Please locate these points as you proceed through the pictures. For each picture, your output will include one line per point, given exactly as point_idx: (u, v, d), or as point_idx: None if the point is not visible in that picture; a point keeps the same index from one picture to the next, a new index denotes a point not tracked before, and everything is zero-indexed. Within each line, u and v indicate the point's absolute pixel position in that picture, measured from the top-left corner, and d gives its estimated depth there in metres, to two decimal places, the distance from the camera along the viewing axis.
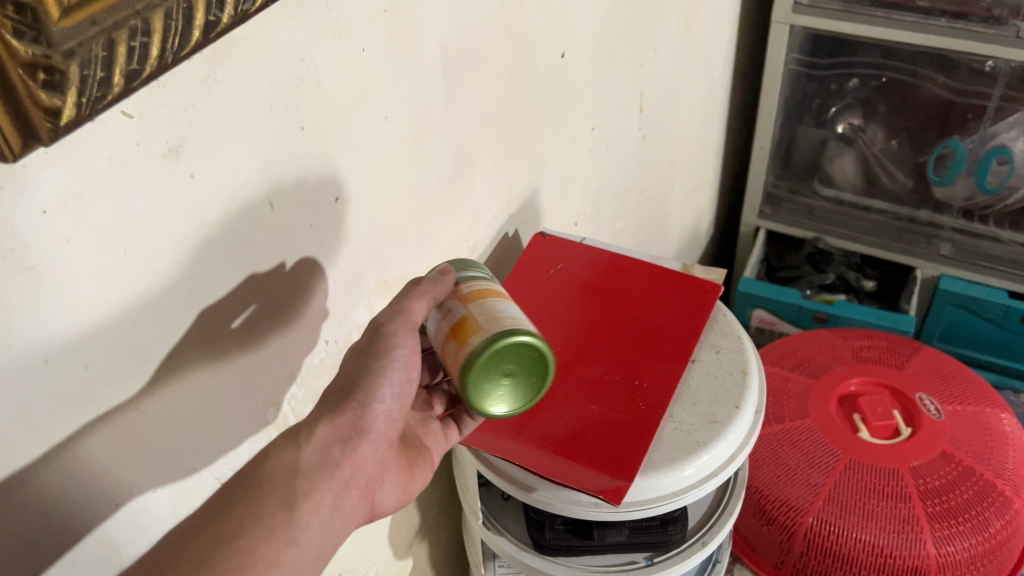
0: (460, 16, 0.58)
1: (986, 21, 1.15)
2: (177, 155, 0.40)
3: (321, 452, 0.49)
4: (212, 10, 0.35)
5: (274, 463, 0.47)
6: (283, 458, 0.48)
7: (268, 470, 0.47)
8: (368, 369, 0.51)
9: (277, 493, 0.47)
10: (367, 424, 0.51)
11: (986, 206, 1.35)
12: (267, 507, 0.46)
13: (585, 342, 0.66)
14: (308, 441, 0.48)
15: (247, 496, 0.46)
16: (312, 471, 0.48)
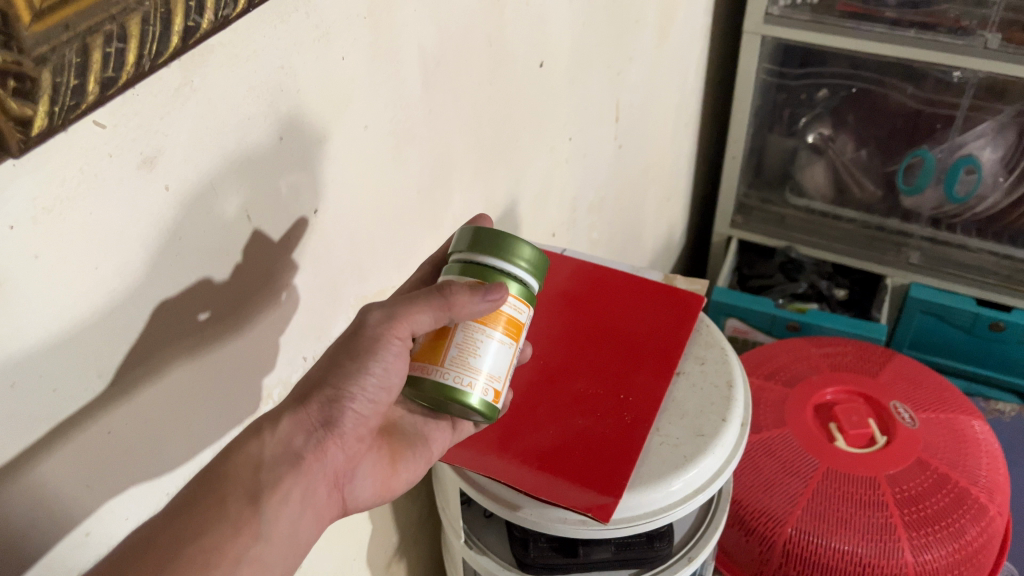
0: (440, 23, 0.57)
1: (954, 32, 1.16)
2: (152, 166, 0.38)
3: (286, 443, 0.47)
4: (192, 15, 0.34)
5: (239, 457, 0.46)
6: (247, 450, 0.46)
7: (231, 464, 0.45)
8: (343, 367, 0.49)
9: (240, 488, 0.45)
10: (336, 415, 0.49)
11: (954, 214, 1.37)
12: (230, 502, 0.44)
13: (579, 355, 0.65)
14: (272, 431, 0.47)
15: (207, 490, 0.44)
16: (277, 464, 0.47)
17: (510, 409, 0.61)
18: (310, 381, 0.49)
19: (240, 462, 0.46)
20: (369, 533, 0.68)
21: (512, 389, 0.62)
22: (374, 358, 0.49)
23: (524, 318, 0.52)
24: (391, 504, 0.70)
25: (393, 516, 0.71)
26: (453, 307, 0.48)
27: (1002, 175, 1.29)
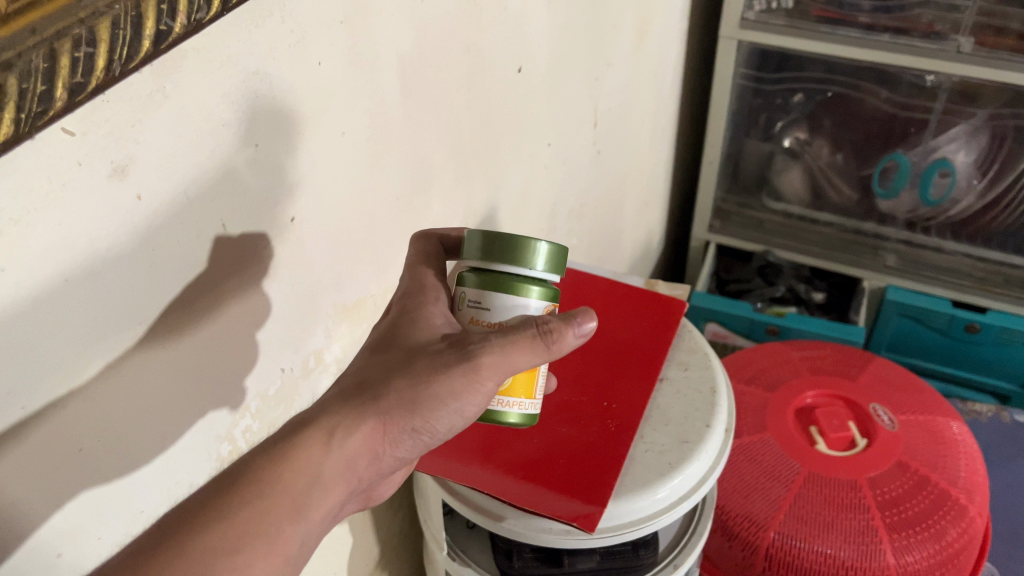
0: (418, 29, 0.56)
1: (928, 37, 1.17)
2: (123, 174, 0.37)
3: (348, 458, 0.45)
4: (163, 19, 0.33)
5: (301, 463, 0.44)
6: (311, 457, 0.44)
7: (289, 471, 0.44)
8: (439, 403, 0.46)
9: (287, 501, 0.43)
10: (404, 439, 0.47)
11: (929, 216, 1.38)
12: (275, 517, 0.43)
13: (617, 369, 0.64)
14: (344, 444, 0.45)
15: (260, 499, 0.43)
16: (330, 479, 0.45)
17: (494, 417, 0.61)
18: (400, 399, 0.46)
19: (298, 477, 0.44)
20: (349, 547, 0.66)
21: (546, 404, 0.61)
22: (465, 399, 0.46)
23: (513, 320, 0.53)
24: (372, 517, 0.69)
25: (374, 529, 0.70)
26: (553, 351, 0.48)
27: (976, 178, 1.30)
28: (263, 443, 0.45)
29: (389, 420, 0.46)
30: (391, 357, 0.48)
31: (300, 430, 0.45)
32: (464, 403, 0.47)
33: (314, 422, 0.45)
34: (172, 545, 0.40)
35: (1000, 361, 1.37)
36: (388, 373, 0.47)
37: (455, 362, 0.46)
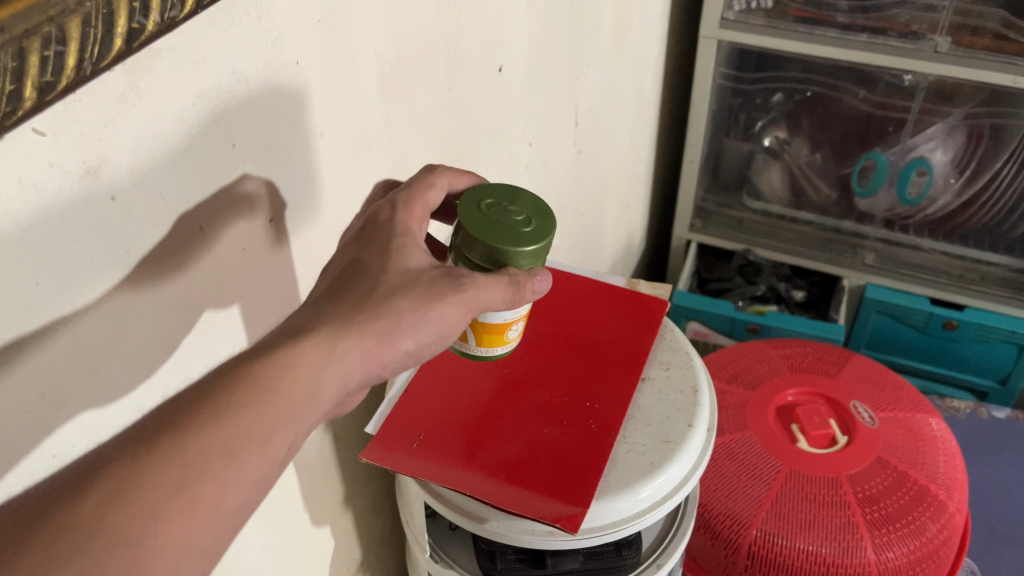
0: (397, 29, 0.56)
1: (905, 36, 1.18)
2: (96, 175, 0.37)
3: (342, 377, 0.43)
4: (136, 17, 0.32)
5: (302, 373, 0.41)
6: (311, 370, 0.41)
7: (290, 379, 0.40)
8: (421, 324, 0.46)
9: (281, 406, 0.40)
10: (393, 356, 0.45)
11: (907, 215, 1.39)
12: (269, 422, 0.39)
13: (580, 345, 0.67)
14: (342, 359, 0.43)
15: (260, 405, 0.39)
16: (322, 392, 0.42)
17: (475, 417, 0.61)
18: (389, 317, 0.45)
19: (297, 386, 0.41)
20: (331, 550, 0.66)
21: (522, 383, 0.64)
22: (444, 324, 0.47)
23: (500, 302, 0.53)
24: (354, 520, 0.68)
25: (355, 532, 0.69)
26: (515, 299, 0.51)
27: (953, 176, 1.31)
28: (258, 344, 0.42)
29: (383, 335, 0.44)
30: (378, 280, 0.46)
31: (299, 337, 0.42)
32: (443, 323, 0.46)
33: (311, 331, 0.43)
34: (172, 439, 0.37)
35: (976, 356, 1.39)
36: (375, 290, 0.46)
37: (448, 292, 0.47)
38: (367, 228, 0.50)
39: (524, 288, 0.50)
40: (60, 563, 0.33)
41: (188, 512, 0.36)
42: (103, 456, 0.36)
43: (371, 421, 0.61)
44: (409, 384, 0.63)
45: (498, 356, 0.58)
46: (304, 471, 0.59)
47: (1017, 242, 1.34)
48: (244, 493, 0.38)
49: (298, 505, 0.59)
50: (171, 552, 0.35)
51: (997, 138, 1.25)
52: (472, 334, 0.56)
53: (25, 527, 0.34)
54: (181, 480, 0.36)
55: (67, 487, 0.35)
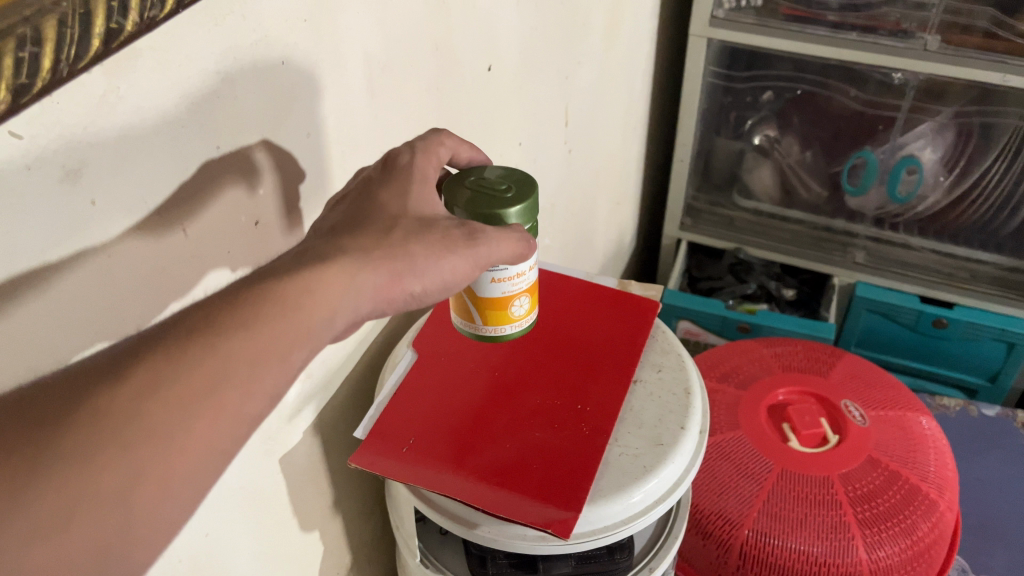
0: (385, 29, 0.55)
1: (894, 34, 1.18)
2: (76, 179, 0.36)
3: (356, 300, 0.40)
4: (114, 17, 0.32)
5: (319, 294, 0.38)
6: (328, 289, 0.39)
7: (307, 298, 0.38)
8: (434, 261, 0.44)
9: (299, 323, 0.37)
10: (403, 297, 0.43)
11: (897, 213, 1.39)
12: (287, 338, 0.36)
13: (587, 324, 0.68)
14: (361, 290, 0.41)
15: (288, 317, 0.37)
16: (338, 310, 0.39)
17: (466, 421, 0.60)
18: (405, 253, 0.43)
19: (323, 305, 0.38)
20: (320, 555, 0.65)
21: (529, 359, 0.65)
22: (456, 267, 0.45)
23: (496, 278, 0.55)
24: (343, 524, 0.68)
25: (345, 537, 0.69)
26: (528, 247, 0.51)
27: (942, 174, 1.31)
28: (282, 260, 0.40)
29: (398, 273, 0.42)
30: (396, 222, 0.45)
31: (324, 260, 0.40)
32: (456, 268, 0.45)
33: (333, 256, 0.41)
34: (203, 341, 0.34)
35: (965, 354, 1.39)
36: (391, 231, 0.44)
37: (461, 244, 0.46)
38: (387, 169, 0.51)
39: (530, 245, 0.51)
40: (86, 457, 0.31)
41: (212, 418, 0.34)
42: (131, 351, 0.34)
43: (361, 425, 0.61)
44: (399, 387, 0.63)
45: (506, 336, 0.59)
46: (292, 475, 0.58)
47: (1006, 240, 1.34)
48: (265, 404, 0.36)
49: (286, 510, 0.58)
50: (193, 456, 0.33)
51: (986, 136, 1.25)
52: (477, 313, 0.58)
53: (46, 418, 0.32)
54: (205, 385, 0.34)
55: (96, 377, 0.33)
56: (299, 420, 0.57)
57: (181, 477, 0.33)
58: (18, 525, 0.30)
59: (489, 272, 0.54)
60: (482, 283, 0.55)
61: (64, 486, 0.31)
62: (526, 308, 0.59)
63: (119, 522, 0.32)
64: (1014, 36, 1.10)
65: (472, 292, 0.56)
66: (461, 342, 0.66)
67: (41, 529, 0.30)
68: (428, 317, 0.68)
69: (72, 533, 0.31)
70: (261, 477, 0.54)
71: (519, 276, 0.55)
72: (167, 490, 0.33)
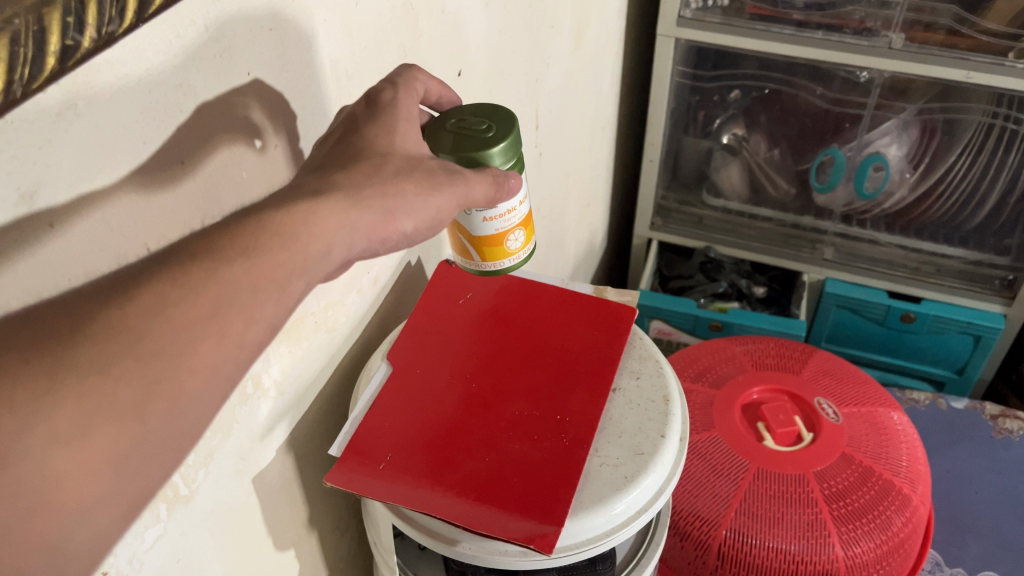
0: (352, 35, 0.54)
1: (859, 33, 1.18)
2: (33, 201, 0.34)
3: (350, 228, 0.40)
4: (70, 33, 0.30)
5: (315, 230, 0.38)
6: (325, 224, 0.39)
7: (305, 233, 0.38)
8: (420, 196, 0.45)
9: (299, 257, 0.37)
10: (394, 237, 0.43)
11: (864, 210, 1.40)
12: (289, 266, 0.37)
13: (565, 306, 0.70)
14: (358, 225, 0.41)
15: (285, 248, 0.37)
16: (336, 241, 0.39)
17: (442, 434, 0.59)
18: (396, 190, 0.44)
19: (318, 239, 0.38)
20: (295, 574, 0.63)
21: (508, 344, 0.66)
22: (440, 201, 0.46)
23: (484, 216, 0.56)
24: (318, 541, 0.66)
25: (320, 553, 0.67)
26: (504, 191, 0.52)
27: (908, 171, 1.32)
28: (275, 195, 0.40)
29: (390, 211, 0.43)
30: (386, 159, 0.46)
31: (317, 197, 0.40)
32: (440, 203, 0.46)
33: (326, 193, 0.41)
34: (206, 266, 0.35)
35: (933, 347, 1.41)
36: (382, 167, 0.45)
37: (445, 183, 0.47)
38: (371, 105, 0.50)
39: (506, 186, 0.52)
40: (103, 365, 0.31)
41: (217, 338, 0.34)
42: (134, 273, 0.34)
43: (335, 442, 0.59)
44: (372, 403, 0.61)
45: (507, 269, 0.61)
46: (265, 494, 0.56)
47: (969, 235, 1.36)
48: (265, 332, 0.36)
49: (259, 531, 0.57)
50: (200, 376, 0.34)
51: (950, 133, 1.26)
52: (474, 250, 0.59)
53: (61, 330, 0.31)
54: (213, 306, 0.34)
55: (103, 294, 0.33)
56: (272, 437, 0.56)
57: (191, 396, 0.34)
58: (38, 427, 0.30)
59: (480, 212, 0.55)
60: (475, 221, 0.56)
61: (81, 396, 0.31)
62: (524, 240, 0.59)
63: (135, 434, 0.32)
64: (977, 33, 1.11)
65: (466, 230, 0.57)
66: (435, 353, 0.65)
67: (63, 435, 0.30)
68: (402, 327, 0.67)
69: (90, 441, 0.31)
70: (234, 497, 0.52)
71: (508, 213, 0.56)
72: (178, 407, 0.33)
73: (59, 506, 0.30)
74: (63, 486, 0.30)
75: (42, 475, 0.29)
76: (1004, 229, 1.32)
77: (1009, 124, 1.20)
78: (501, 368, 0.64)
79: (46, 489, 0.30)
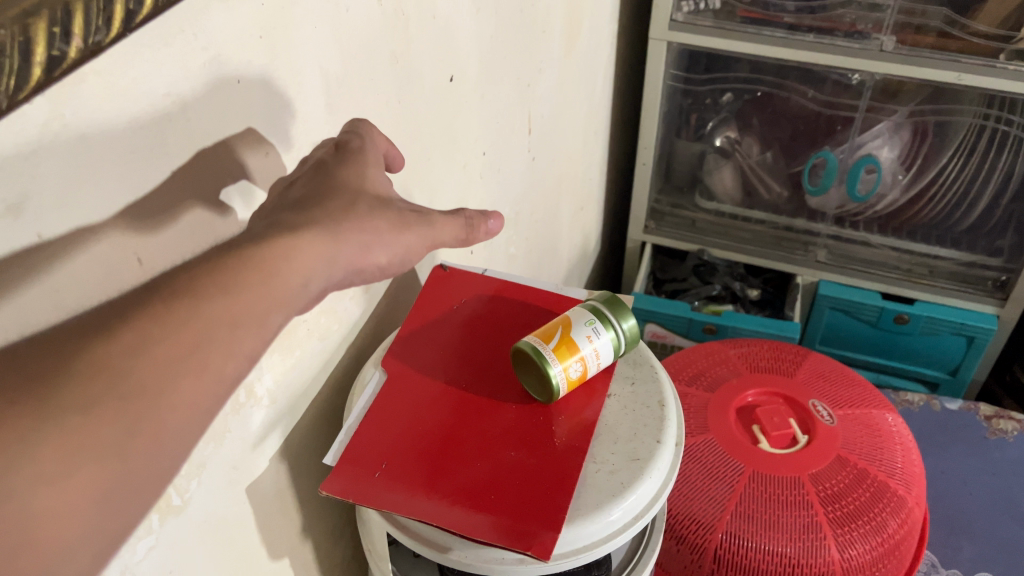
0: (342, 42, 0.53)
1: (850, 36, 1.18)
2: (18, 213, 0.33)
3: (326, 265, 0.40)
4: (56, 43, 0.30)
5: (296, 265, 0.39)
6: (304, 261, 0.39)
7: (285, 268, 0.38)
8: (387, 234, 0.45)
9: (278, 291, 0.37)
10: (367, 268, 0.44)
11: (856, 212, 1.40)
12: (270, 302, 0.37)
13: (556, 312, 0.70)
14: (338, 258, 0.41)
15: (265, 283, 0.37)
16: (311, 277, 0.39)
17: (437, 442, 0.59)
18: (368, 230, 0.44)
19: (299, 272, 0.39)
20: None
21: (501, 351, 0.66)
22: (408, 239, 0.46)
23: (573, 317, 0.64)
24: (313, 549, 0.66)
25: (315, 561, 0.67)
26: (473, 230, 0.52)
27: (900, 173, 1.32)
28: (254, 230, 0.40)
29: (367, 245, 0.43)
30: (358, 196, 0.46)
31: (294, 230, 0.40)
32: (410, 240, 0.46)
33: (303, 227, 0.41)
34: (189, 302, 0.34)
35: (926, 349, 1.41)
36: (357, 203, 0.45)
37: (417, 222, 0.47)
38: (340, 146, 0.50)
39: (478, 227, 0.52)
40: (87, 405, 0.31)
41: (199, 374, 0.34)
42: (113, 311, 0.34)
43: (329, 451, 0.59)
44: (367, 410, 0.61)
45: (552, 384, 0.60)
46: (258, 504, 0.56)
47: (962, 236, 1.37)
48: (243, 366, 0.36)
49: (252, 542, 0.56)
50: (181, 413, 0.34)
51: (942, 134, 1.27)
52: (557, 338, 0.62)
53: (43, 371, 0.31)
54: (195, 341, 0.34)
55: (84, 332, 0.33)
56: (264, 447, 0.55)
57: (171, 432, 0.33)
58: (23, 467, 0.29)
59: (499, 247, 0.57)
60: (588, 321, 0.64)
61: (64, 434, 0.30)
62: (577, 380, 0.62)
63: (117, 471, 0.32)
64: (968, 35, 1.12)
65: (571, 326, 0.63)
66: (429, 360, 0.65)
67: (46, 474, 0.30)
68: (397, 334, 0.67)
69: (72, 480, 0.30)
70: (227, 508, 0.52)
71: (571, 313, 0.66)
72: (158, 443, 0.33)
73: (41, 544, 0.29)
74: (46, 525, 0.29)
75: (27, 514, 0.29)
76: (996, 230, 1.33)
77: (1001, 126, 1.21)
78: (493, 377, 0.64)
79: (28, 527, 0.29)
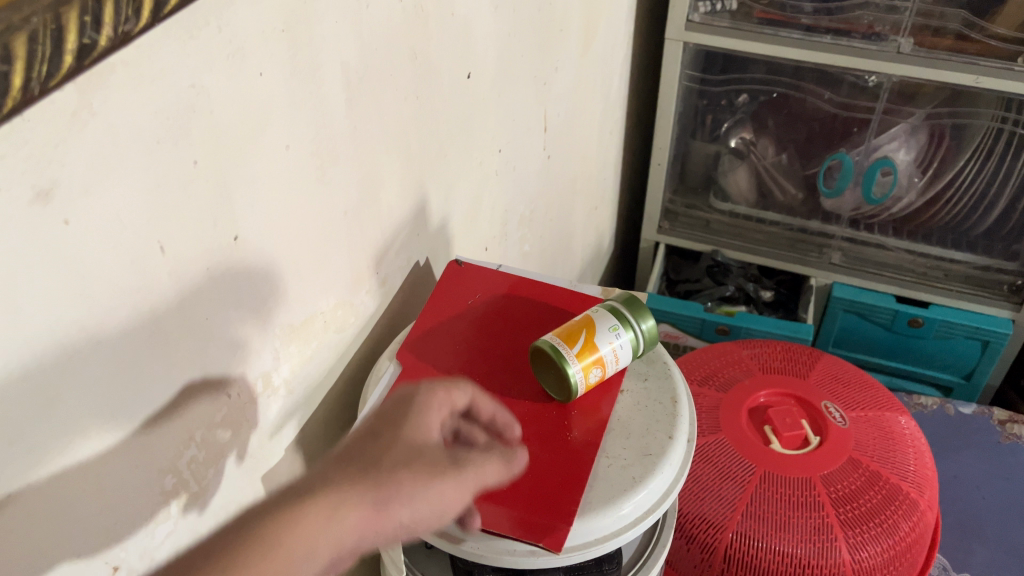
0: (361, 37, 0.54)
1: (868, 38, 1.18)
2: (47, 200, 0.33)
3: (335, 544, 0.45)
4: (88, 32, 0.31)
5: (294, 543, 0.44)
6: (306, 537, 0.44)
7: (281, 549, 0.43)
8: (404, 498, 0.49)
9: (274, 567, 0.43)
10: (391, 526, 0.48)
11: (872, 214, 1.40)
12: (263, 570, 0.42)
13: (571, 308, 0.70)
14: (350, 533, 0.46)
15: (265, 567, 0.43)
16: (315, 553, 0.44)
17: (451, 434, 0.59)
18: (385, 490, 0.48)
19: (302, 546, 0.44)
20: None
21: (515, 346, 0.67)
22: (431, 494, 0.50)
23: (595, 314, 0.64)
24: None
25: None
26: (512, 463, 0.55)
27: (916, 175, 1.32)
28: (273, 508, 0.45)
29: (382, 507, 0.48)
30: (385, 460, 0.50)
31: (307, 498, 0.46)
32: (439, 499, 0.50)
33: (316, 494, 0.46)
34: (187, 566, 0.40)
35: (940, 353, 1.40)
36: (381, 465, 0.50)
37: (449, 474, 0.51)
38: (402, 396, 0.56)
39: (514, 459, 0.55)
40: None
41: None
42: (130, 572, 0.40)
43: (344, 441, 0.60)
44: (382, 403, 0.62)
45: (571, 385, 0.60)
46: (273, 493, 0.56)
47: (978, 240, 1.36)
48: None
49: None
50: None
51: (959, 137, 1.26)
52: (580, 341, 0.62)
53: None
54: None
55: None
56: (280, 437, 0.56)
57: None
58: None
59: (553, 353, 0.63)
60: (612, 326, 0.63)
61: None
62: (595, 383, 0.62)
63: None
64: (986, 38, 1.12)
65: (595, 329, 0.63)
66: (443, 354, 0.65)
67: None
68: (412, 328, 0.68)
69: None
70: (242, 496, 0.53)
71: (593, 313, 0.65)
72: None
73: None
74: None
75: None
76: (1011, 235, 1.32)
77: (1018, 129, 1.20)
78: (511, 375, 0.64)
79: None
